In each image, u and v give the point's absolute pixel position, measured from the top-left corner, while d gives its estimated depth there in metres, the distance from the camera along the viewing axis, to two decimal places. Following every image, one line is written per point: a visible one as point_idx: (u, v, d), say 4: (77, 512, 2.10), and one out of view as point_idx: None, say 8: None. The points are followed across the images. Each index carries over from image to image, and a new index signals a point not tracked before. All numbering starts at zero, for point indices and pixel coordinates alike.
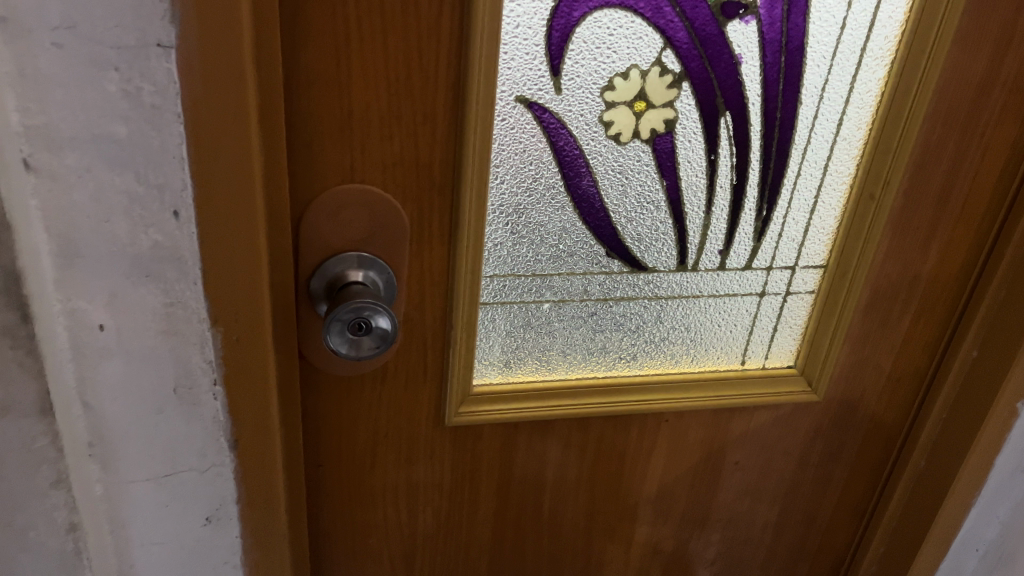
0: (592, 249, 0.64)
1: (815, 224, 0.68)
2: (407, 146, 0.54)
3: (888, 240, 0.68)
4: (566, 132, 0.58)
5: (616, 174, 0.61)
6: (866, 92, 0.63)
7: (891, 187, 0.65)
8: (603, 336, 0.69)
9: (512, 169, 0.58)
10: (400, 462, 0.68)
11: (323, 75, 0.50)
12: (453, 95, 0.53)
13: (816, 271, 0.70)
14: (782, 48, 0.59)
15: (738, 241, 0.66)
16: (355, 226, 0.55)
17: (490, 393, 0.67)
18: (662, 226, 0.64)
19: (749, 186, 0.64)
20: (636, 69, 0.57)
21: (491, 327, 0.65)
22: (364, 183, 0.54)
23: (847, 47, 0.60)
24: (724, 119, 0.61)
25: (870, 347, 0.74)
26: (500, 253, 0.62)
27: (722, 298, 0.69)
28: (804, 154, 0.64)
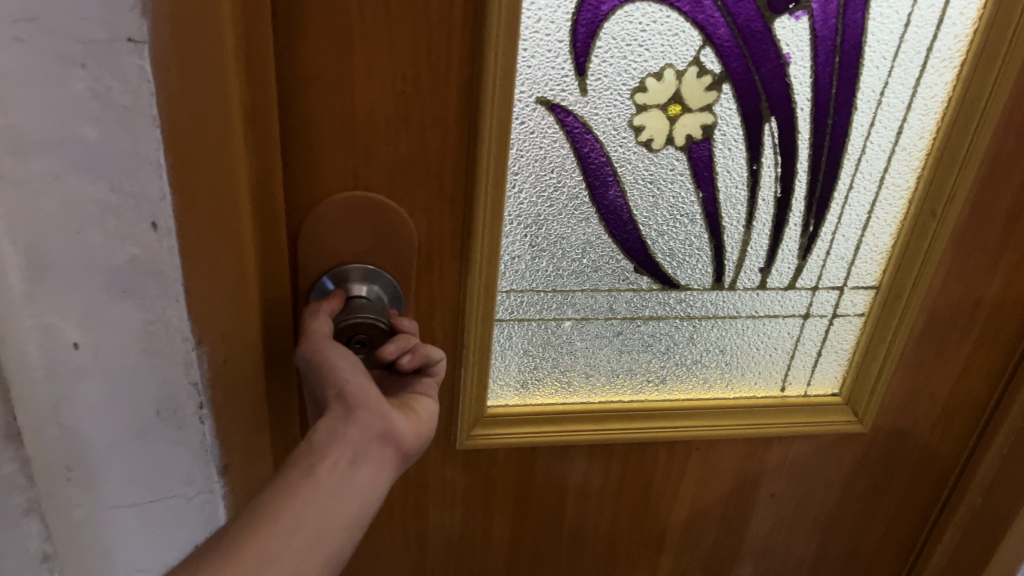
0: (619, 265, 0.59)
1: (867, 242, 0.62)
2: (416, 149, 0.49)
3: (951, 261, 0.62)
4: (591, 137, 0.53)
5: (647, 184, 0.56)
6: (931, 97, 0.56)
7: (955, 202, 0.59)
8: (629, 357, 0.64)
9: (531, 177, 0.54)
10: (407, 484, 0.64)
11: (322, 70, 0.46)
12: (467, 95, 0.48)
13: (866, 291, 0.64)
14: (836, 47, 0.53)
15: (781, 258, 0.61)
16: (359, 237, 0.51)
17: (505, 415, 0.63)
18: (697, 241, 0.59)
19: (795, 199, 0.59)
20: (670, 69, 0.52)
21: (508, 345, 0.61)
22: (367, 190, 0.50)
23: (911, 47, 0.54)
24: (769, 125, 0.55)
25: (926, 376, 0.68)
26: (518, 266, 0.57)
27: (761, 319, 0.64)
28: (857, 166, 0.58)
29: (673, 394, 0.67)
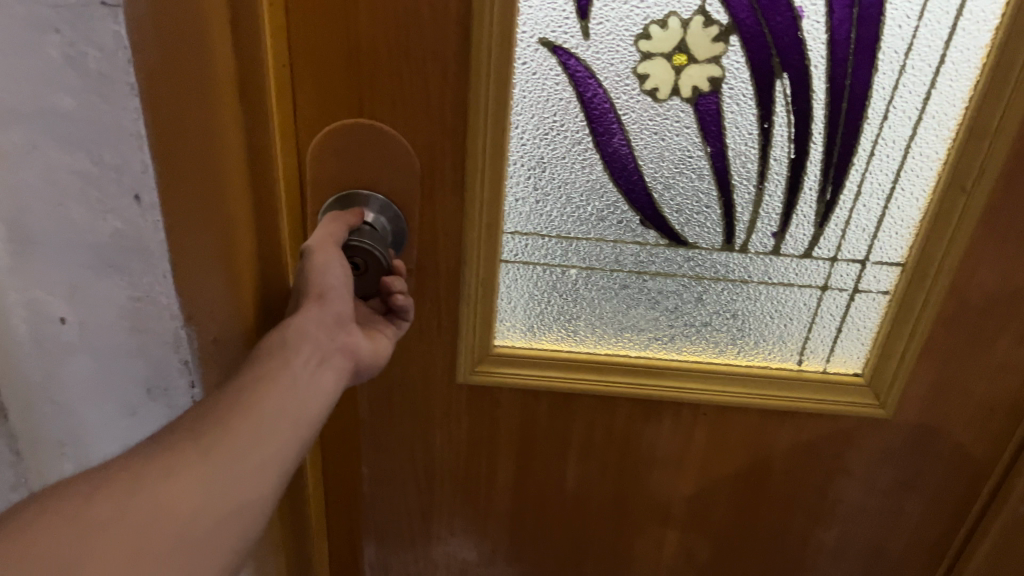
0: (627, 218, 0.69)
1: (892, 215, 0.65)
2: (417, 84, 0.63)
3: (983, 245, 0.64)
4: (594, 82, 0.62)
5: (652, 135, 0.64)
6: (964, 62, 0.58)
7: (985, 176, 0.60)
8: (635, 312, 0.75)
9: (538, 124, 0.65)
10: (420, 418, 0.80)
11: (346, 35, 0.61)
12: (463, 36, 0.61)
13: (893, 268, 0.68)
14: (854, 0, 0.56)
15: (796, 224, 0.66)
16: (372, 164, 0.66)
17: (512, 353, 0.77)
18: (706, 194, 0.66)
19: (810, 163, 0.63)
20: (675, 17, 0.59)
21: (514, 283, 0.74)
22: (374, 120, 0.64)
23: (938, 6, 0.56)
24: (780, 81, 0.60)
25: (958, 362, 0.70)
26: (523, 208, 0.70)
27: (772, 286, 0.70)
28: (879, 131, 0.61)
29: (684, 353, 0.76)
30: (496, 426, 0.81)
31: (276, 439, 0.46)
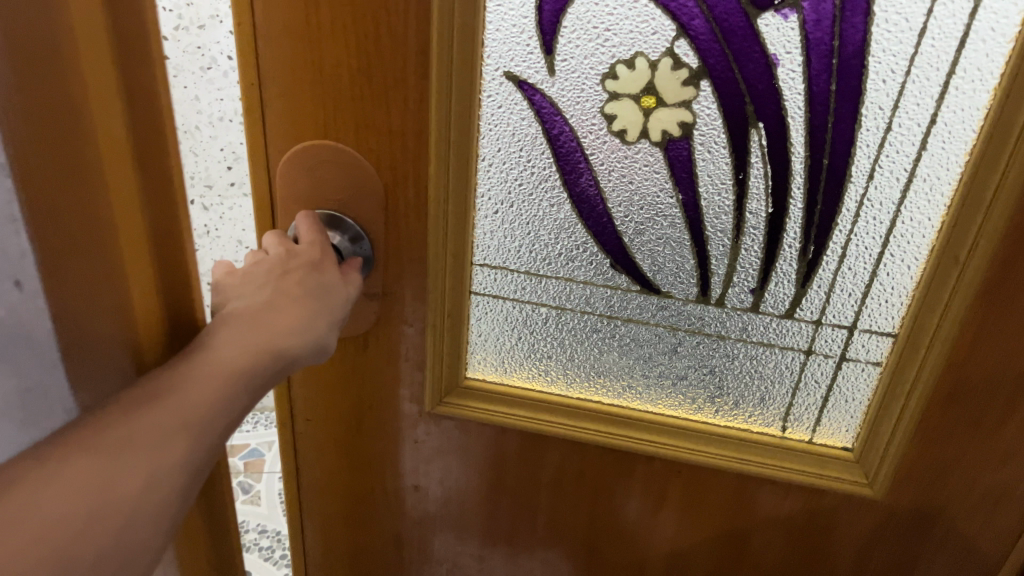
0: (599, 260, 0.64)
1: (881, 281, 0.60)
2: (378, 107, 0.59)
3: (979, 329, 0.59)
4: (561, 119, 0.58)
5: (622, 179, 0.60)
6: (959, 125, 0.53)
7: (979, 252, 0.55)
8: (608, 359, 0.70)
9: (502, 160, 0.61)
10: (387, 448, 0.79)
11: (298, 54, 0.57)
12: (422, 62, 0.56)
13: (886, 339, 0.63)
14: (833, 51, 0.52)
15: (775, 282, 0.62)
16: (335, 180, 0.62)
17: (480, 388, 0.73)
18: (681, 242, 0.62)
19: (790, 219, 0.59)
20: (642, 58, 0.55)
21: (482, 318, 0.70)
22: (337, 141, 0.61)
23: (926, 60, 0.51)
24: (756, 131, 0.56)
25: (953, 450, 0.65)
26: (489, 243, 0.66)
27: (752, 345, 0.66)
28: (864, 191, 0.57)
29: (660, 406, 0.72)
30: (467, 465, 0.78)
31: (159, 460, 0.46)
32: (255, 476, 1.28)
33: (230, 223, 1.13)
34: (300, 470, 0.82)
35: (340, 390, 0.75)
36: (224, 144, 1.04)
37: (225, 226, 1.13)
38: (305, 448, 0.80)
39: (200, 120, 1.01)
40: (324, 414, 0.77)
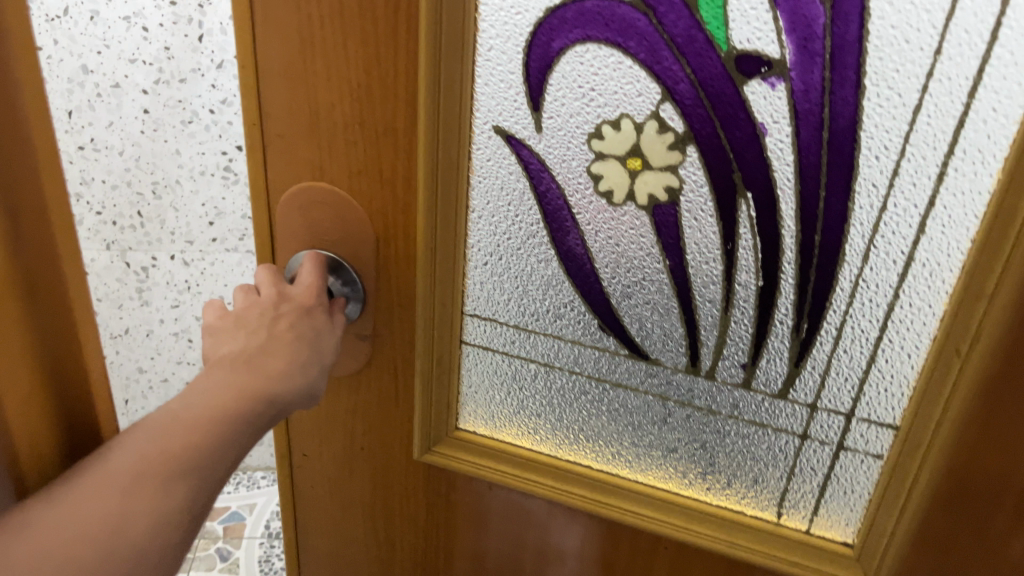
0: (586, 321, 0.63)
1: (879, 369, 0.56)
2: (371, 152, 0.59)
3: (983, 433, 0.54)
4: (548, 176, 0.58)
5: (608, 240, 0.59)
6: (960, 209, 0.49)
7: (980, 347, 0.51)
8: (597, 423, 0.68)
9: (491, 213, 0.61)
10: (378, 493, 0.78)
11: (296, 98, 0.59)
12: (412, 111, 0.57)
13: (886, 432, 0.58)
14: (824, 123, 0.49)
15: (767, 359, 0.59)
16: (328, 222, 0.63)
17: (467, 441, 0.72)
18: (669, 309, 0.60)
19: (781, 295, 0.56)
20: (628, 119, 0.53)
21: (473, 369, 0.69)
22: (331, 184, 0.62)
23: (922, 138, 0.48)
24: (745, 200, 0.54)
25: (956, 557, 0.59)
26: (478, 295, 0.65)
27: (743, 422, 0.63)
28: (860, 271, 0.53)
29: (649, 478, 0.69)
30: (454, 517, 0.77)
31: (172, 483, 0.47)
32: (234, 542, 1.36)
33: (213, 279, 1.23)
34: (298, 504, 0.83)
35: (335, 429, 0.76)
36: (205, 200, 1.15)
37: (207, 282, 1.23)
38: (304, 481, 0.81)
39: (181, 174, 1.12)
40: (320, 450, 0.78)
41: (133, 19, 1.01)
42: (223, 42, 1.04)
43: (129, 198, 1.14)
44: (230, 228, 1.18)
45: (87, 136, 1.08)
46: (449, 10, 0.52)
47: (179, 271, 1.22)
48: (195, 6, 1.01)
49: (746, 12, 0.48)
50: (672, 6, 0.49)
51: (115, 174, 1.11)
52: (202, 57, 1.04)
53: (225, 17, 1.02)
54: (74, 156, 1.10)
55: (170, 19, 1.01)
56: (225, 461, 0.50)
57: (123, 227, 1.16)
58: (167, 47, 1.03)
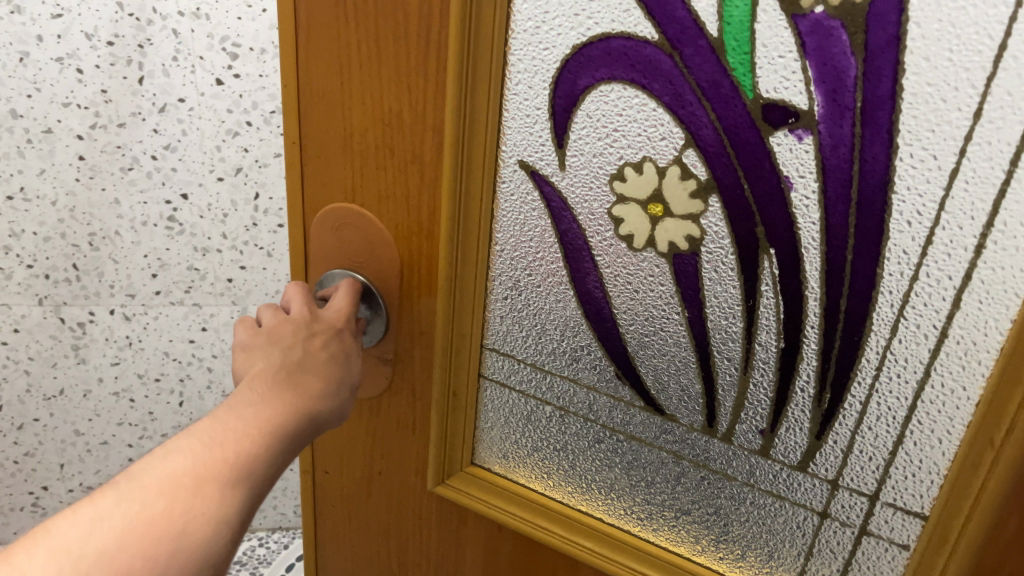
0: (603, 367, 0.61)
1: (907, 452, 0.52)
2: (399, 178, 0.60)
3: (1015, 526, 0.49)
4: (569, 215, 0.56)
5: (628, 286, 0.57)
6: (1000, 285, 0.45)
7: (1017, 438, 0.46)
8: (610, 475, 0.65)
9: (513, 249, 0.60)
10: (393, 520, 0.78)
11: (332, 120, 0.60)
12: (438, 140, 0.57)
13: (913, 521, 0.54)
14: (853, 181, 0.46)
15: (787, 428, 0.56)
16: (357, 244, 0.64)
17: (480, 478, 0.71)
18: (687, 364, 0.57)
19: (804, 362, 0.53)
20: (650, 163, 0.52)
21: (492, 405, 0.69)
22: (361, 207, 0.63)
23: (959, 205, 0.44)
24: (768, 257, 0.51)
25: None
26: (498, 330, 0.64)
27: (761, 492, 0.59)
28: (888, 343, 0.49)
29: (661, 540, 0.66)
30: (464, 555, 0.75)
31: (231, 486, 0.48)
32: None
33: (156, 334, 1.13)
34: (318, 525, 0.83)
35: (355, 451, 0.76)
36: (148, 250, 1.06)
37: (149, 337, 1.13)
38: (323, 501, 0.81)
39: (121, 224, 1.04)
40: (339, 471, 0.78)
41: (68, 60, 0.93)
42: (166, 85, 0.96)
43: (63, 249, 1.04)
44: (175, 279, 1.09)
45: (17, 186, 1.00)
46: (476, 42, 0.52)
47: (120, 327, 1.12)
48: (135, 46, 0.93)
49: (774, 60, 0.46)
50: (698, 51, 0.48)
51: (49, 224, 1.03)
52: (144, 100, 0.97)
53: (168, 59, 0.95)
54: (5, 207, 1.01)
55: (107, 60, 0.94)
56: (274, 469, 0.52)
57: (58, 281, 1.07)
58: (105, 89, 0.95)
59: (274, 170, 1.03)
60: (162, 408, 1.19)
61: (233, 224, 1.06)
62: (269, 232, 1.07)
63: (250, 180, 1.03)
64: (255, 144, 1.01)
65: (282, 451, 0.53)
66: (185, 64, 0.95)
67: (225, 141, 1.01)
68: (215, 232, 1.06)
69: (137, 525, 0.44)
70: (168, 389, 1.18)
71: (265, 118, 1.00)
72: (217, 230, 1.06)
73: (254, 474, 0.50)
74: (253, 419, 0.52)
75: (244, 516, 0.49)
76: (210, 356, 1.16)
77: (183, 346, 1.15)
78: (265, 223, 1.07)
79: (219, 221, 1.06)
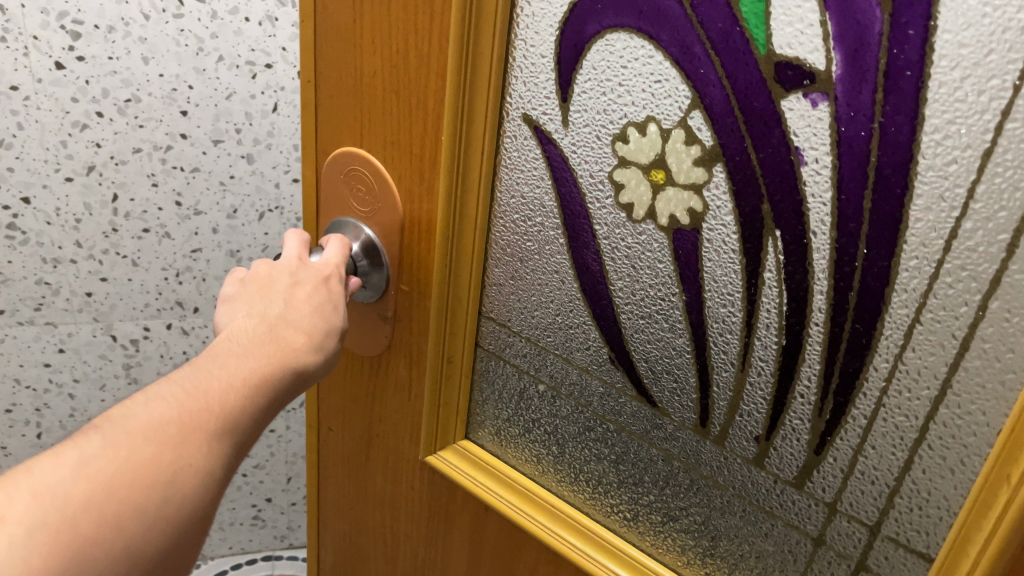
0: (597, 349, 0.56)
1: (915, 480, 0.45)
2: (403, 124, 0.57)
3: None
4: (571, 178, 0.52)
5: (625, 261, 0.52)
6: None
7: None
8: (598, 467, 0.61)
9: (516, 212, 0.57)
10: (387, 487, 0.76)
11: (346, 58, 0.58)
12: (441, 85, 0.53)
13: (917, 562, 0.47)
14: (871, 157, 0.40)
15: (784, 438, 0.49)
16: (363, 192, 0.62)
17: (468, 453, 0.67)
18: (682, 353, 0.52)
19: (807, 363, 0.46)
20: (654, 124, 0.47)
21: (490, 377, 0.65)
22: (367, 154, 0.60)
23: (991, 195, 0.37)
24: (773, 239, 0.45)
25: None
26: (499, 298, 0.61)
27: (752, 508, 0.53)
28: (900, 352, 0.43)
29: (646, 545, 0.60)
30: (449, 535, 0.72)
31: (216, 439, 0.45)
32: None
33: (3, 358, 1.05)
34: (322, 478, 0.83)
35: (356, 409, 0.74)
36: None
37: None
38: (327, 456, 0.80)
39: None
40: (340, 427, 0.77)
41: None
42: None
43: None
44: (21, 296, 1.01)
45: None
46: None
47: None
48: None
49: (790, 10, 0.40)
50: None
51: None
52: None
53: None
54: None
55: None
56: (258, 424, 0.49)
57: None
58: None
59: (132, 168, 0.98)
60: (17, 441, 1.11)
61: (88, 229, 1.00)
62: (132, 238, 1.02)
63: (105, 179, 0.97)
64: (109, 137, 0.95)
65: (266, 406, 0.50)
66: (18, 46, 0.87)
67: (73, 134, 0.93)
68: (67, 240, 1.00)
69: (127, 471, 0.41)
70: (23, 420, 1.10)
71: (119, 108, 0.94)
72: (68, 238, 1.00)
73: (238, 427, 0.47)
74: (238, 369, 0.49)
75: (226, 470, 0.47)
76: (71, 380, 1.09)
77: (37, 370, 1.07)
78: (128, 228, 1.01)
79: (70, 228, 0.99)
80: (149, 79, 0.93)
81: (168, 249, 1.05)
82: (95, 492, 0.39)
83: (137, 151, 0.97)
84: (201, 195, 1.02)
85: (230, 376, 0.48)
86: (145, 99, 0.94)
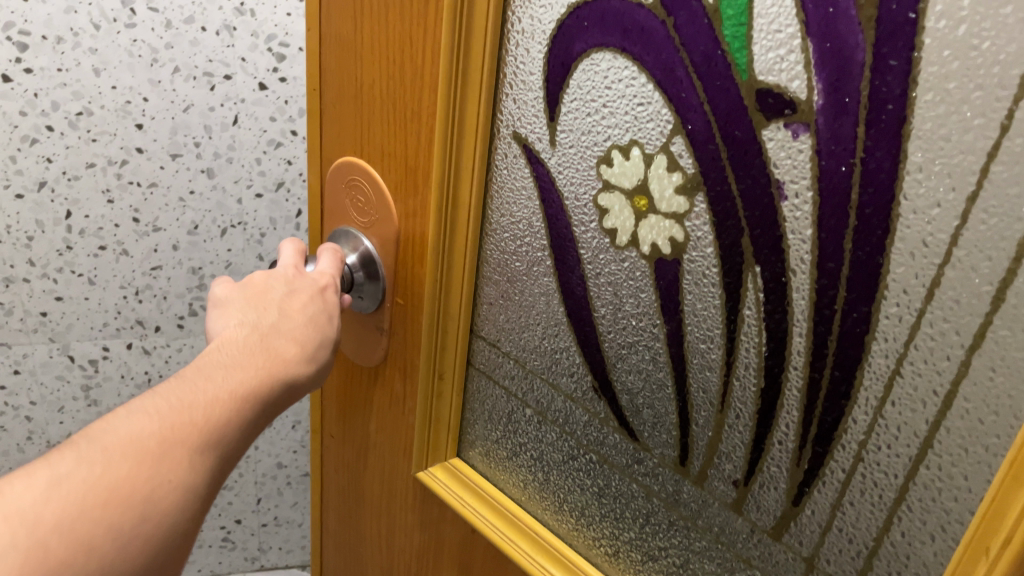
0: (581, 376, 0.55)
1: (894, 543, 0.42)
2: (398, 136, 0.56)
3: None
4: (558, 199, 0.51)
5: (609, 288, 0.50)
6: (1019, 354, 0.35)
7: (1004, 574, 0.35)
8: (581, 498, 0.59)
9: (507, 231, 0.56)
10: (382, 498, 0.75)
11: (348, 67, 0.58)
12: (432, 98, 0.53)
13: None
14: (852, 195, 0.38)
15: (763, 485, 0.47)
16: (362, 202, 0.62)
17: (457, 472, 0.66)
18: (663, 388, 0.50)
19: (785, 408, 0.44)
20: (637, 148, 0.45)
21: (482, 396, 0.65)
22: (367, 164, 0.60)
23: (976, 242, 0.34)
24: (753, 274, 0.43)
25: None
26: (490, 317, 0.60)
27: (730, 556, 0.50)
28: (880, 405, 0.40)
29: None
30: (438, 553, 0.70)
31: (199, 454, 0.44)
32: None
33: None
34: (324, 482, 0.83)
35: (356, 417, 0.74)
36: None
37: None
38: (329, 462, 0.80)
39: None
40: (342, 434, 0.77)
41: None
42: None
43: None
44: None
45: None
46: None
47: None
48: None
49: (771, 35, 0.38)
50: (692, 20, 0.41)
51: None
52: None
53: None
54: None
55: None
56: (245, 437, 0.48)
57: None
58: None
59: (86, 184, 0.97)
60: None
61: (41, 248, 0.99)
62: (88, 255, 1.01)
63: (58, 195, 0.96)
64: (61, 153, 0.94)
65: (254, 419, 0.49)
66: None
67: (22, 150, 0.92)
68: (19, 257, 0.98)
69: (103, 488, 0.39)
70: None
71: (69, 121, 0.93)
72: (20, 255, 0.98)
73: (224, 441, 0.46)
74: (225, 381, 0.47)
75: (210, 485, 0.45)
76: (28, 403, 1.08)
77: None
78: (83, 245, 1.00)
79: (23, 245, 0.98)
80: (100, 91, 0.92)
81: (126, 267, 1.04)
82: (68, 509, 0.38)
83: (91, 166, 0.96)
84: (158, 211, 1.02)
85: (216, 388, 0.46)
86: (97, 112, 0.93)
